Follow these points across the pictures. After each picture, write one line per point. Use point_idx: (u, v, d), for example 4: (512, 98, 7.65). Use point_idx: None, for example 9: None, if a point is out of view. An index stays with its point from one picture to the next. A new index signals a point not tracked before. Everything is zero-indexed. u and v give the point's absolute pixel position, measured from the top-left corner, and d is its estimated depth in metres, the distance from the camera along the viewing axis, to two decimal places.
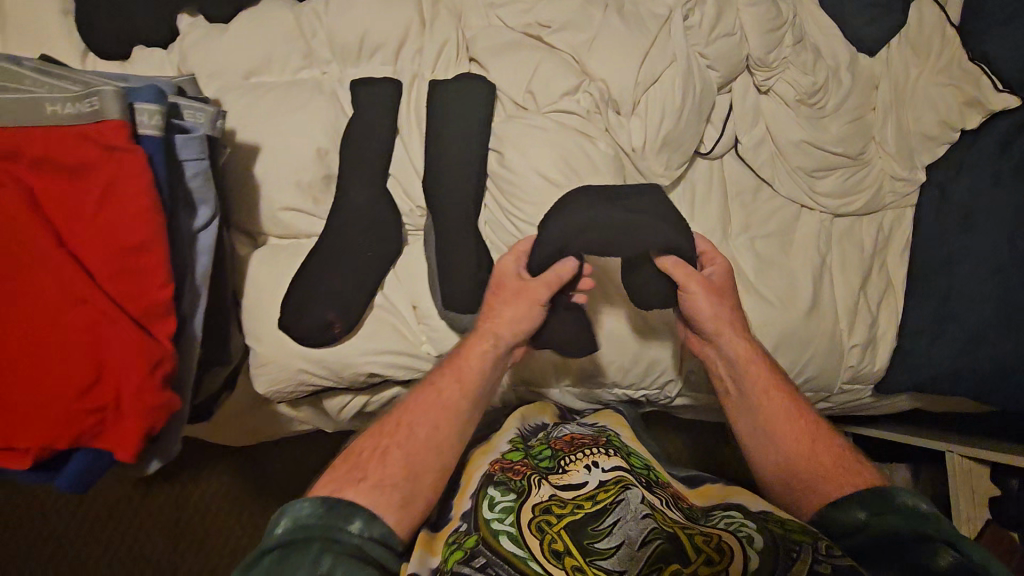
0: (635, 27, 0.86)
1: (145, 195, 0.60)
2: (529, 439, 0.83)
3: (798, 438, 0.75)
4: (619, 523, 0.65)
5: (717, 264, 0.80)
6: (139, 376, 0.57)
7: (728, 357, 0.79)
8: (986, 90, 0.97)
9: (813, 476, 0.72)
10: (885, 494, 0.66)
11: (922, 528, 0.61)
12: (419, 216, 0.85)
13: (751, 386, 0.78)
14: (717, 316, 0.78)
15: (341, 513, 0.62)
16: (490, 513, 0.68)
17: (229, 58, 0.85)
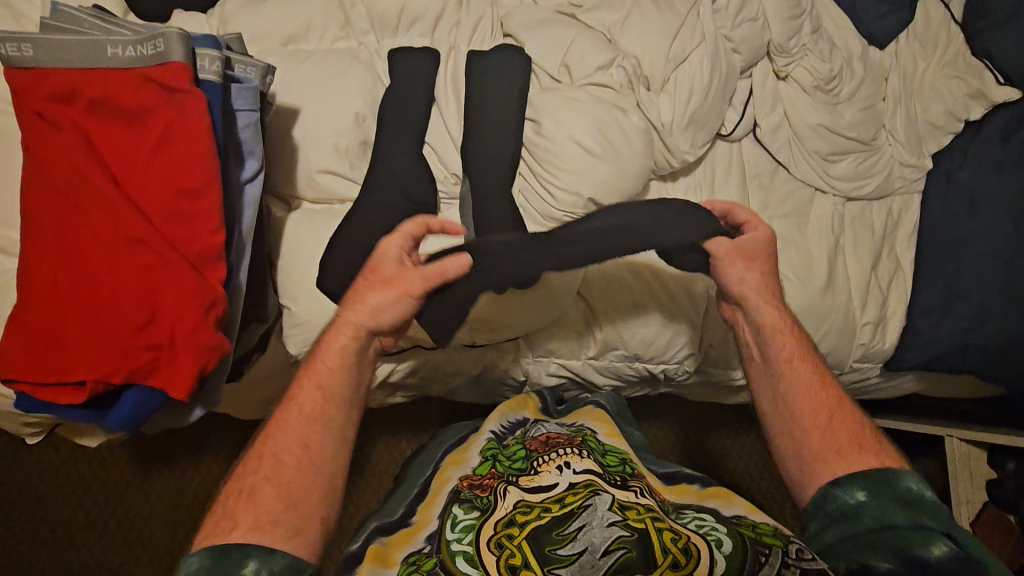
0: (666, 8, 0.89)
1: (203, 139, 0.60)
2: (506, 439, 0.87)
3: (816, 408, 0.74)
4: (584, 529, 0.69)
5: (761, 230, 0.79)
6: (194, 315, 0.57)
7: (756, 323, 0.79)
8: (989, 83, 1.05)
9: (826, 447, 0.72)
10: (891, 477, 0.68)
11: (921, 520, 0.63)
12: (452, 184, 0.87)
13: (777, 352, 0.78)
14: (747, 281, 0.78)
15: (232, 559, 0.55)
16: (452, 534, 0.73)
17: (270, 25, 0.87)
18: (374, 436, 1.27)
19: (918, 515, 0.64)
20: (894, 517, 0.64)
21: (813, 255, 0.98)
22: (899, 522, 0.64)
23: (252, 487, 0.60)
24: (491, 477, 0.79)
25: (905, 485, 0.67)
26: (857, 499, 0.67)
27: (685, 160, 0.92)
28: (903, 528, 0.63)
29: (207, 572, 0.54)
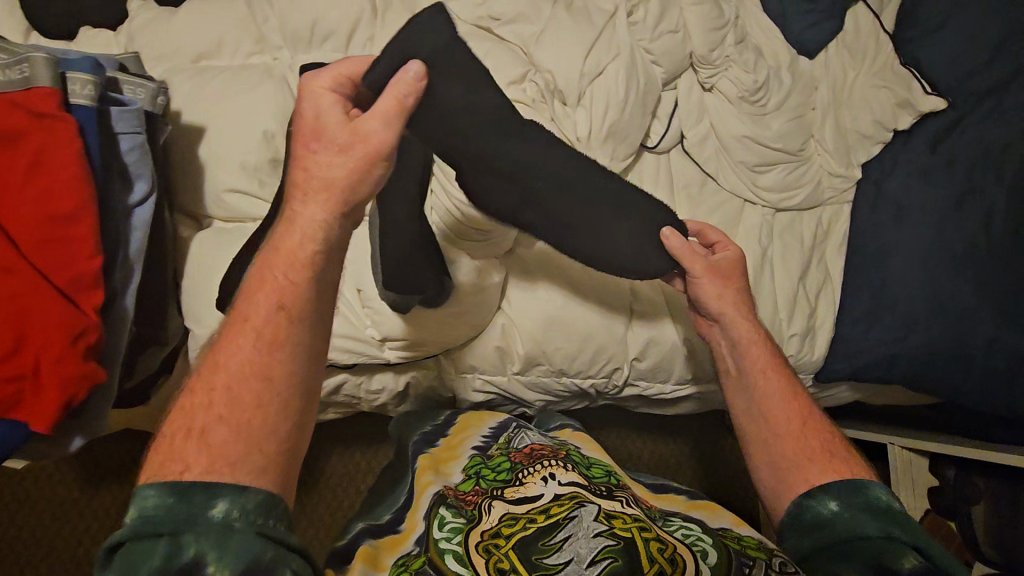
0: (582, 21, 0.88)
1: (75, 165, 0.60)
2: (488, 451, 0.83)
3: (791, 421, 0.75)
4: (570, 540, 0.63)
5: (731, 250, 0.79)
6: (61, 344, 0.57)
7: (732, 336, 0.80)
8: (917, 93, 1.02)
9: (805, 462, 0.72)
10: (859, 487, 0.69)
11: (892, 531, 0.63)
12: (365, 202, 0.85)
13: (751, 365, 0.78)
14: (721, 299, 0.80)
15: (196, 500, 0.48)
16: (440, 533, 0.70)
17: (178, 41, 0.86)
18: (319, 451, 1.26)
19: (892, 528, 0.64)
20: (868, 528, 0.64)
21: None
22: (871, 532, 0.64)
23: (205, 428, 0.52)
24: (473, 494, 0.74)
25: (876, 497, 0.67)
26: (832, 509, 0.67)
27: (605, 173, 0.91)
28: (879, 539, 0.63)
29: (167, 514, 0.48)
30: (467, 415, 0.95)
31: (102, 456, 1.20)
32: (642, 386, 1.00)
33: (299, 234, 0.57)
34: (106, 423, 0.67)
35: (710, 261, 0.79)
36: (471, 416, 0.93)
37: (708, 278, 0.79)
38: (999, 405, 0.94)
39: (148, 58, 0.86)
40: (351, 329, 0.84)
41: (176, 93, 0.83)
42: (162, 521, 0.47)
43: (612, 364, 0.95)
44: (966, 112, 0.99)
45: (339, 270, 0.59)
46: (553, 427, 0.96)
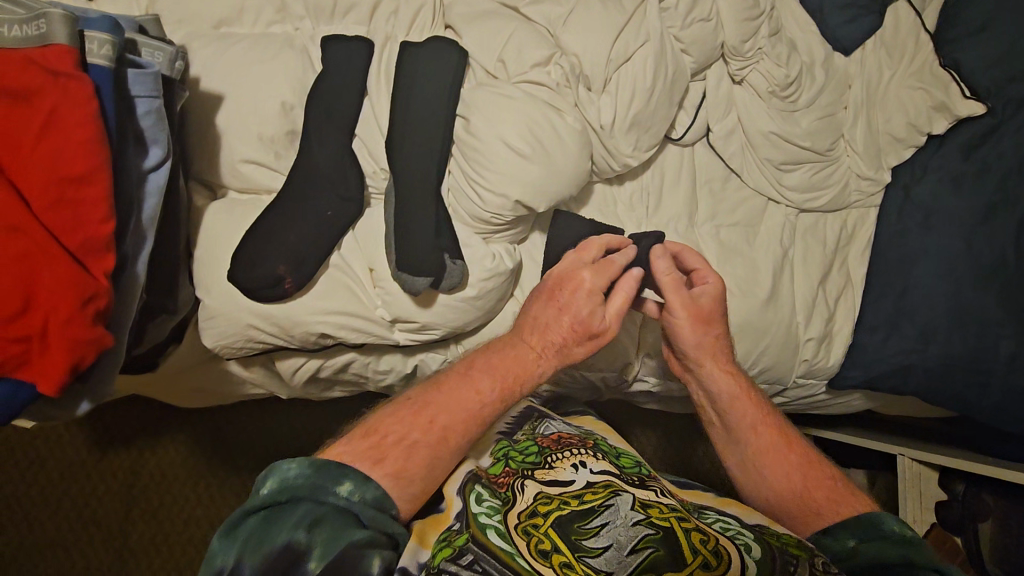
0: (613, 5, 0.86)
1: (89, 126, 0.59)
2: (515, 436, 0.80)
3: (789, 474, 0.75)
4: (608, 527, 0.61)
5: (710, 284, 0.78)
6: (69, 308, 0.57)
7: (714, 390, 0.80)
8: (954, 96, 0.98)
9: (814, 502, 0.73)
10: (873, 520, 0.68)
11: (911, 555, 0.64)
12: (382, 179, 0.84)
13: (738, 420, 0.79)
14: (702, 344, 0.79)
15: (331, 474, 0.63)
16: (476, 508, 0.67)
17: (199, 6, 0.84)
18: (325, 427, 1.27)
19: (914, 554, 0.64)
20: (888, 554, 0.65)
21: (759, 266, 0.96)
22: (894, 559, 0.64)
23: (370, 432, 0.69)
24: (506, 475, 0.72)
25: (888, 525, 0.68)
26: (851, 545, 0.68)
27: (627, 164, 0.89)
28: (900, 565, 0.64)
29: (308, 478, 0.62)
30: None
31: (111, 422, 1.21)
32: (651, 383, 0.99)
33: (529, 363, 0.76)
34: (113, 389, 0.67)
35: (693, 301, 0.78)
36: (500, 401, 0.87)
37: (690, 324, 0.78)
38: (1013, 421, 0.91)
39: (168, 22, 0.84)
40: (361, 308, 0.82)
41: (195, 59, 0.82)
42: (300, 488, 0.61)
43: (624, 358, 0.94)
44: (1004, 120, 0.95)
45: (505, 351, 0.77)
46: (574, 412, 0.92)
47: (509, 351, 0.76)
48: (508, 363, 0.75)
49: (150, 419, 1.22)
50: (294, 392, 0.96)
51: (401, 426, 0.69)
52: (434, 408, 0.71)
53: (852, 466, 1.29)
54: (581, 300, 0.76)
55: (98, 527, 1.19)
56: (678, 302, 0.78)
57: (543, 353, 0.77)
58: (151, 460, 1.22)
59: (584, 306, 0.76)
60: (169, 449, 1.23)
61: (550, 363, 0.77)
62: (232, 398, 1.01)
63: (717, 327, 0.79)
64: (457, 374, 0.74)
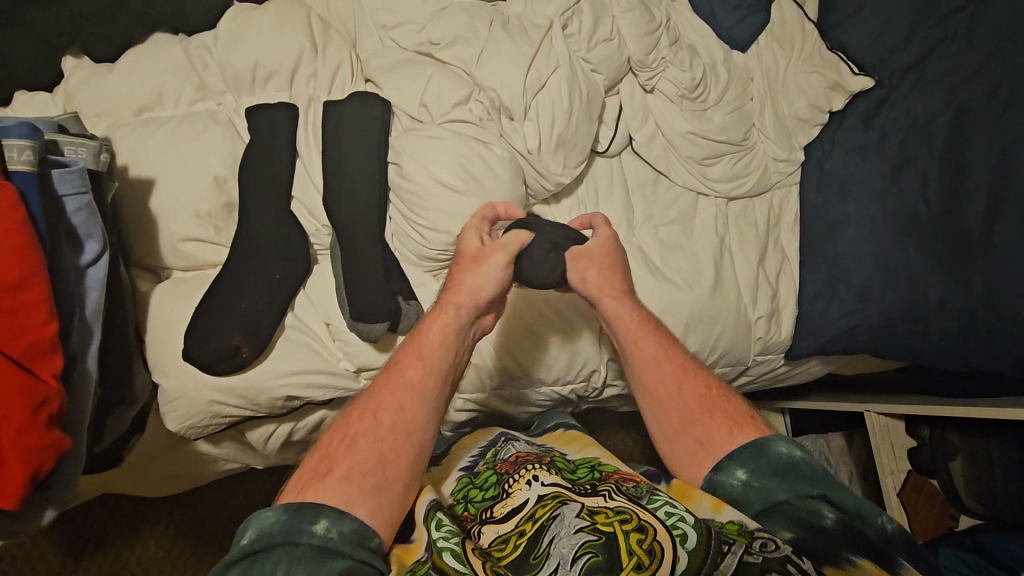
0: (519, 38, 0.91)
1: (19, 232, 0.59)
2: (476, 468, 0.82)
3: (682, 392, 0.75)
4: (555, 541, 0.61)
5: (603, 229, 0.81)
6: (19, 418, 0.56)
7: (612, 318, 0.80)
8: (845, 74, 1.07)
9: (702, 426, 0.72)
10: (756, 446, 0.69)
11: (802, 488, 0.64)
12: (326, 235, 0.86)
13: (633, 342, 0.79)
14: (593, 282, 0.79)
15: (307, 515, 0.56)
16: (435, 534, 0.65)
17: (119, 97, 0.86)
18: None
19: (802, 486, 0.64)
20: (777, 493, 0.64)
21: (699, 258, 1.00)
22: (782, 496, 0.64)
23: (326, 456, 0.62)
24: (466, 518, 0.72)
25: (776, 452, 0.67)
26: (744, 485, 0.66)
27: (559, 182, 0.93)
28: (791, 502, 0.63)
29: (282, 525, 0.55)
30: (462, 440, 0.92)
31: (83, 527, 1.16)
32: (621, 386, 1.02)
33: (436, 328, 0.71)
34: (78, 490, 0.66)
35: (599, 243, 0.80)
36: (463, 440, 0.90)
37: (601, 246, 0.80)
38: (956, 361, 0.95)
39: (90, 116, 0.85)
40: (324, 364, 0.82)
41: (120, 147, 0.82)
42: (275, 535, 0.55)
43: (589, 368, 0.96)
44: (893, 89, 1.04)
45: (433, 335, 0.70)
46: (549, 427, 0.93)
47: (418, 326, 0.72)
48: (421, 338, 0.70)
49: (127, 515, 1.18)
50: (271, 460, 0.95)
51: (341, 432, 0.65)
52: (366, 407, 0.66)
53: (827, 430, 1.34)
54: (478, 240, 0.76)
55: None
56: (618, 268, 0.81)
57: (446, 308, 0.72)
58: (132, 558, 1.17)
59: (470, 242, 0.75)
60: (150, 543, 1.18)
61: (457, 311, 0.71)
62: (207, 479, 0.99)
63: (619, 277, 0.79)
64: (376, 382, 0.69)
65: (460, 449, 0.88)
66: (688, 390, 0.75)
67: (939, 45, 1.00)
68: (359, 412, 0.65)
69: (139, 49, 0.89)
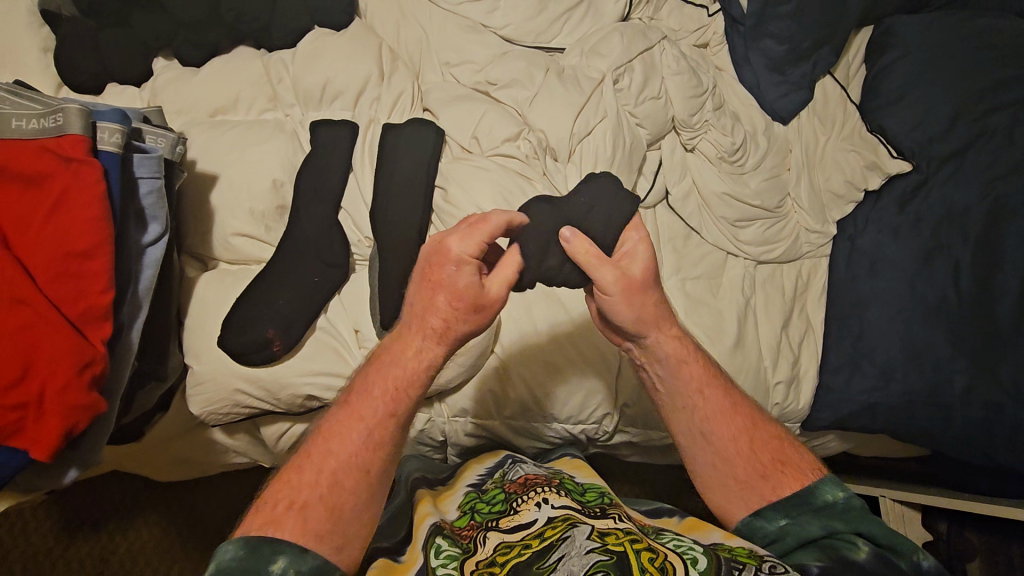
0: (572, 86, 0.96)
1: (94, 205, 0.63)
2: (484, 486, 0.83)
3: (736, 439, 0.74)
4: (563, 560, 0.63)
5: (638, 257, 0.71)
6: (67, 376, 0.59)
7: (661, 357, 0.74)
8: (882, 156, 1.11)
9: (753, 473, 0.73)
10: (809, 492, 0.71)
11: (835, 523, 0.69)
12: (366, 246, 0.89)
13: (686, 387, 0.75)
14: (641, 320, 0.71)
15: (264, 553, 0.59)
16: (435, 561, 0.69)
17: (199, 98, 0.93)
18: None
19: (836, 523, 0.69)
20: (812, 528, 0.69)
21: (723, 316, 1.01)
22: (817, 532, 0.69)
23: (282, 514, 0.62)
24: (469, 528, 0.74)
25: (822, 497, 0.70)
26: (780, 523, 0.71)
27: None
28: (827, 537, 0.68)
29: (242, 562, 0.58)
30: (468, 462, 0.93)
31: (83, 505, 1.19)
32: (632, 434, 1.02)
33: (407, 363, 0.68)
34: (102, 457, 0.68)
35: (623, 271, 0.69)
36: (471, 462, 0.91)
37: (626, 297, 0.69)
38: (977, 453, 0.96)
39: (170, 112, 0.93)
40: (345, 369, 0.84)
41: (192, 143, 0.89)
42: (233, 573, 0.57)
43: (602, 410, 0.96)
44: (930, 175, 1.05)
45: (387, 373, 0.68)
46: (554, 457, 0.96)
47: (382, 356, 0.69)
48: (384, 368, 0.68)
49: (124, 496, 1.20)
50: (278, 461, 0.96)
51: (290, 489, 0.64)
52: (318, 457, 0.65)
53: None
54: (443, 261, 0.65)
55: None
56: (609, 278, 0.68)
57: (410, 344, 0.68)
58: (123, 536, 1.20)
59: (465, 282, 0.64)
60: (143, 524, 1.21)
61: (422, 338, 0.67)
62: (213, 470, 1.01)
63: (652, 290, 0.71)
64: (334, 416, 0.68)
65: (472, 466, 0.90)
66: (736, 436, 0.74)
67: (978, 140, 1.03)
68: (313, 473, 0.64)
69: (224, 57, 0.97)
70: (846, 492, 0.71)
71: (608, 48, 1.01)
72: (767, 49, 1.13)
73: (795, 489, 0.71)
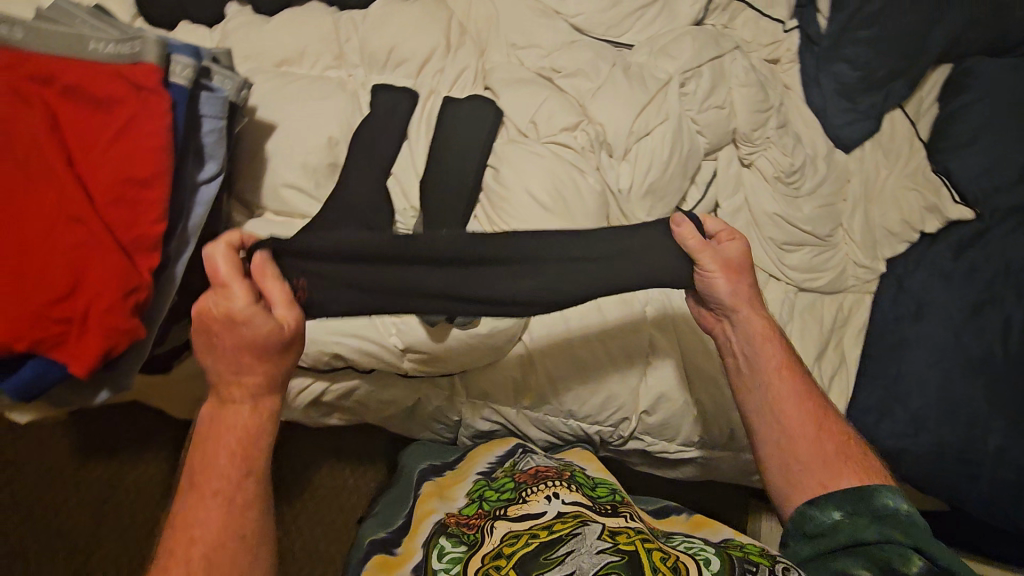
0: (637, 84, 0.95)
1: (159, 135, 0.64)
2: (493, 475, 0.87)
3: (805, 424, 0.75)
4: (572, 554, 0.65)
5: (738, 240, 0.75)
6: (112, 298, 0.60)
7: (745, 334, 0.77)
8: (945, 200, 1.06)
9: (817, 463, 0.73)
10: (868, 493, 0.71)
11: (892, 533, 0.68)
12: (411, 217, 0.89)
13: (764, 365, 0.77)
14: (736, 295, 0.76)
15: None
16: (440, 562, 0.72)
17: (267, 47, 0.94)
18: (320, 461, 1.28)
19: (891, 531, 0.68)
20: (867, 534, 0.68)
21: None
22: (872, 537, 0.68)
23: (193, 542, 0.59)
24: (477, 517, 0.77)
25: (881, 501, 0.70)
26: (834, 519, 0.70)
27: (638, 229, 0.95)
28: (879, 545, 0.68)
29: None
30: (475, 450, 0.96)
31: (102, 431, 1.23)
32: (647, 442, 1.00)
33: (234, 386, 0.64)
34: (132, 383, 0.70)
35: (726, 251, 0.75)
36: (478, 449, 0.94)
37: (724, 274, 0.74)
38: (1002, 518, 0.92)
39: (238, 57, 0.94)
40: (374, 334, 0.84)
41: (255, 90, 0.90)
42: None
43: (621, 414, 0.95)
44: (990, 226, 1.02)
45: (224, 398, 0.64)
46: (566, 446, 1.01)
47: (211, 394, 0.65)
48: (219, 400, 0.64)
49: (138, 426, 1.24)
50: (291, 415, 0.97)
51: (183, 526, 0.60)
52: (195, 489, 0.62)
53: None
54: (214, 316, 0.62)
55: (75, 531, 1.20)
56: (710, 260, 0.74)
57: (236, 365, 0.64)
58: (130, 465, 1.23)
59: (261, 327, 0.62)
60: (150, 457, 1.24)
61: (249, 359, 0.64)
62: None
63: (748, 274, 0.77)
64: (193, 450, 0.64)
65: (478, 454, 0.93)
66: (805, 422, 0.75)
67: None
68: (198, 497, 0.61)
69: (296, 9, 0.97)
70: (905, 504, 0.69)
71: (679, 50, 0.99)
72: (840, 73, 1.09)
73: (853, 482, 0.72)
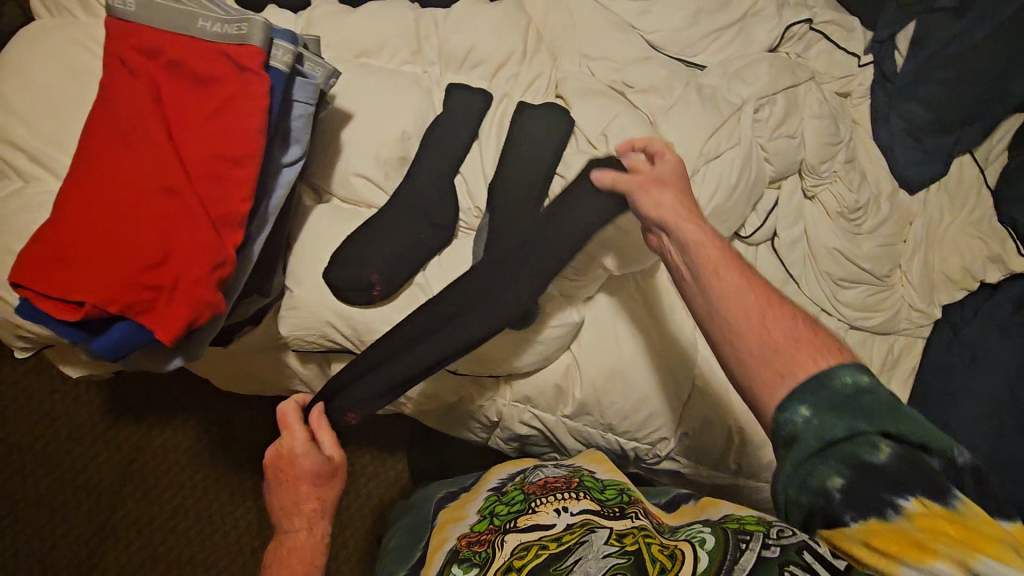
0: (710, 106, 0.94)
1: (255, 116, 0.66)
2: (503, 488, 0.85)
3: (736, 301, 0.59)
4: (580, 563, 0.65)
5: (668, 157, 0.75)
6: (201, 271, 0.63)
7: (683, 239, 0.66)
8: (1009, 250, 1.06)
9: (756, 351, 0.56)
10: (823, 373, 0.53)
11: (857, 421, 0.51)
12: (474, 217, 0.90)
13: (702, 259, 0.63)
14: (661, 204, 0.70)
15: None
16: None
17: (348, 36, 0.95)
18: (348, 446, 1.29)
19: (857, 421, 0.51)
20: (838, 430, 0.51)
21: None
22: (842, 434, 0.51)
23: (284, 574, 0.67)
24: (486, 532, 0.76)
25: (841, 377, 0.53)
26: (805, 418, 0.52)
27: None
28: (851, 439, 0.51)
29: None
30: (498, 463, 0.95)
31: (139, 395, 1.26)
32: (681, 463, 1.00)
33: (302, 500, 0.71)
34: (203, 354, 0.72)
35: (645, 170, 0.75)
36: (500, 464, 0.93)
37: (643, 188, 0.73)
38: None
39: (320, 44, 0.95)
40: None
41: None
42: None
43: (660, 433, 0.95)
44: None
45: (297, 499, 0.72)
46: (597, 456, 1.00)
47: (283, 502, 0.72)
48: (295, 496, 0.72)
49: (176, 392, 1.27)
50: None
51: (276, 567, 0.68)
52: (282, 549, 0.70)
53: None
54: (278, 460, 0.73)
55: (110, 487, 1.24)
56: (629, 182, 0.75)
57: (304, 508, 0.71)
58: (166, 429, 1.26)
59: (309, 464, 0.71)
60: (186, 423, 1.27)
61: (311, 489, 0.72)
62: (272, 391, 1.05)
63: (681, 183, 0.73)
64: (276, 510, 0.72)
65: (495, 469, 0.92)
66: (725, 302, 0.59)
67: None
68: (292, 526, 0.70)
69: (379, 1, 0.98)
70: (866, 378, 0.53)
71: (753, 76, 0.99)
72: (911, 112, 1.08)
73: (809, 367, 0.54)
